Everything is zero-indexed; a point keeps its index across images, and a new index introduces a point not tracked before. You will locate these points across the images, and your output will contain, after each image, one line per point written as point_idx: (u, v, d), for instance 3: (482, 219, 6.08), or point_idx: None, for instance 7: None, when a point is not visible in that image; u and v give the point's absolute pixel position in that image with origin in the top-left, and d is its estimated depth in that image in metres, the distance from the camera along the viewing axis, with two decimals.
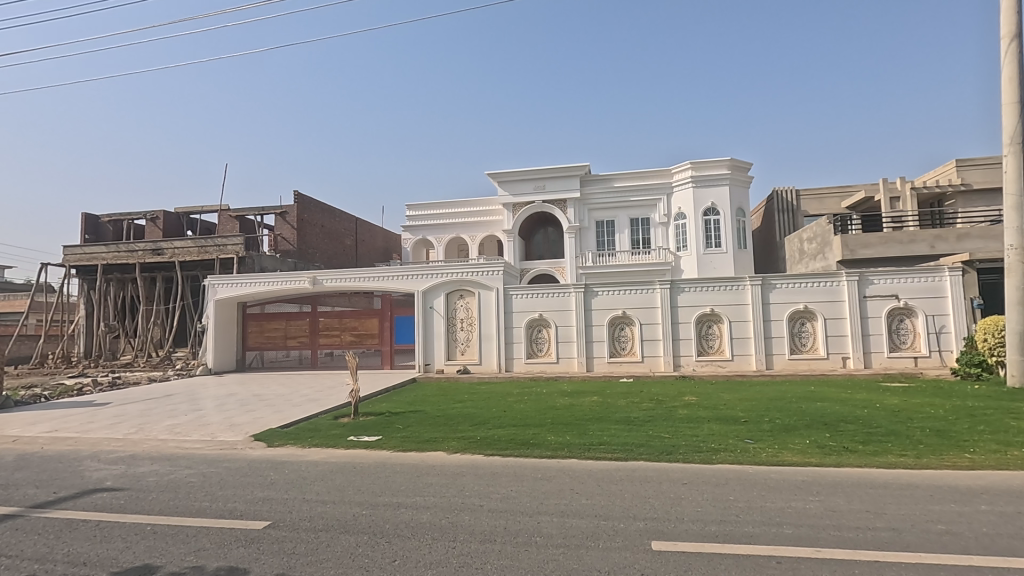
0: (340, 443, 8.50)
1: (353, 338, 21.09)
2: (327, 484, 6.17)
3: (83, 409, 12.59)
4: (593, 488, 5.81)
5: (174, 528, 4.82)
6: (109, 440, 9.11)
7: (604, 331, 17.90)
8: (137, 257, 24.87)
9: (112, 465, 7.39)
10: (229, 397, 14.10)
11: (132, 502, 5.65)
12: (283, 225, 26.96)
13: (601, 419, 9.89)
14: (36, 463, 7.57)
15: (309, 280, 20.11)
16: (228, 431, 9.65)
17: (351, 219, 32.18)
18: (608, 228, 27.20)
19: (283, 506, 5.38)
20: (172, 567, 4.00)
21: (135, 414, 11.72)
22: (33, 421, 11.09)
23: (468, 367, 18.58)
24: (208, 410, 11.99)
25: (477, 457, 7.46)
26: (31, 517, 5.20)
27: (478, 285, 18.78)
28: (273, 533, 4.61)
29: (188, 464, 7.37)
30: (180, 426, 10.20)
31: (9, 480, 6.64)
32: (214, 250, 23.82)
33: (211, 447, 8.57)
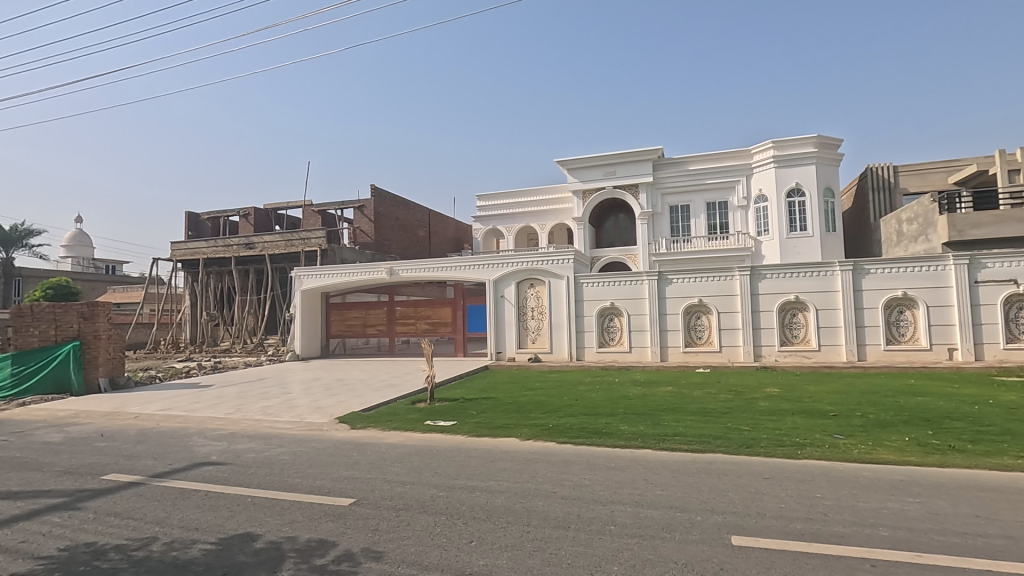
0: (417, 427, 8.84)
1: (428, 326, 21.83)
2: (405, 465, 6.46)
3: (190, 390, 13.87)
4: (668, 479, 5.70)
5: (270, 500, 5.23)
6: (212, 419, 10.00)
7: (678, 320, 17.37)
8: (232, 252, 26.89)
9: (215, 441, 8.10)
10: (315, 382, 15.02)
11: (233, 475, 6.17)
12: (361, 218, 28.17)
13: (675, 409, 9.64)
14: (153, 437, 8.45)
15: (385, 270, 20.95)
16: (315, 413, 10.30)
17: (424, 211, 33.09)
18: (682, 213, 26.25)
19: (366, 485, 5.68)
20: (270, 536, 4.35)
21: (234, 396, 12.75)
22: (149, 400, 12.35)
23: (539, 356, 18.68)
24: (296, 394, 12.82)
25: (548, 445, 7.52)
26: (151, 485, 5.83)
27: (548, 273, 18.79)
28: (358, 510, 4.89)
29: (280, 443, 7.95)
30: (272, 408, 10.97)
31: (133, 452, 7.46)
32: (300, 243, 25.40)
33: (300, 428, 9.20)
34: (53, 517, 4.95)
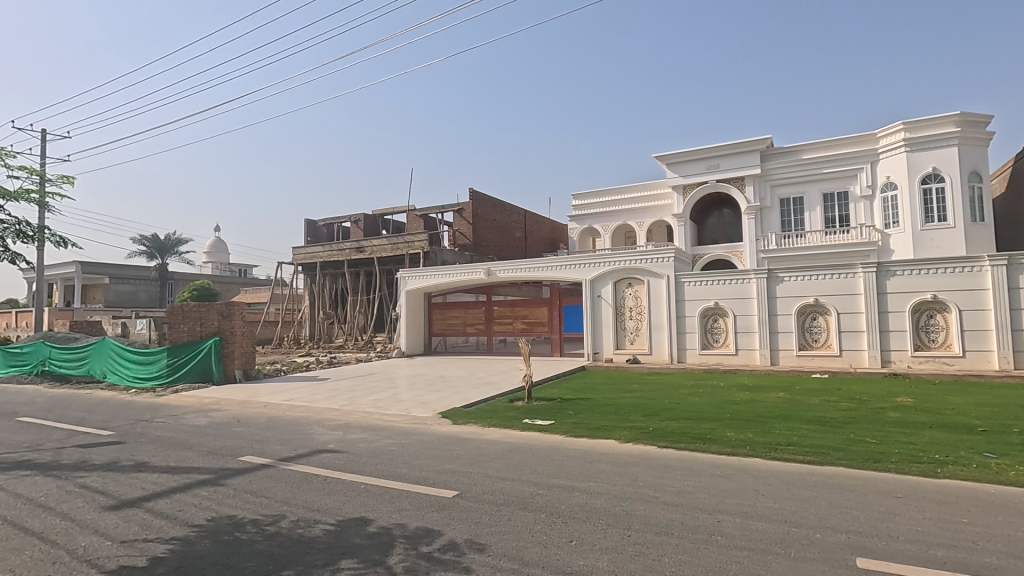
0: (516, 425, 8.99)
1: (525, 326, 22.12)
2: (505, 462, 6.59)
3: (310, 383, 15.17)
4: (781, 491, 5.33)
5: (381, 488, 5.58)
6: (329, 410, 10.86)
7: (792, 321, 16.17)
8: (345, 255, 29.00)
9: (332, 430, 8.80)
10: (419, 378, 15.79)
11: (348, 463, 6.66)
12: (460, 221, 29.15)
13: (788, 417, 8.97)
14: (280, 425, 9.36)
15: (483, 271, 21.50)
16: (419, 408, 10.84)
17: (520, 212, 33.57)
18: (795, 206, 24.39)
19: (468, 479, 5.88)
20: (382, 521, 4.65)
21: (347, 389, 13.77)
22: (276, 390, 13.68)
23: (637, 357, 18.22)
24: (401, 389, 13.56)
25: (649, 448, 7.32)
26: (280, 468, 6.46)
27: (647, 272, 18.28)
28: (461, 502, 5.08)
29: (388, 434, 8.46)
30: (381, 401, 11.69)
31: (264, 437, 8.31)
32: (405, 246, 26.83)
33: (407, 421, 9.72)
34: (202, 490, 5.64)
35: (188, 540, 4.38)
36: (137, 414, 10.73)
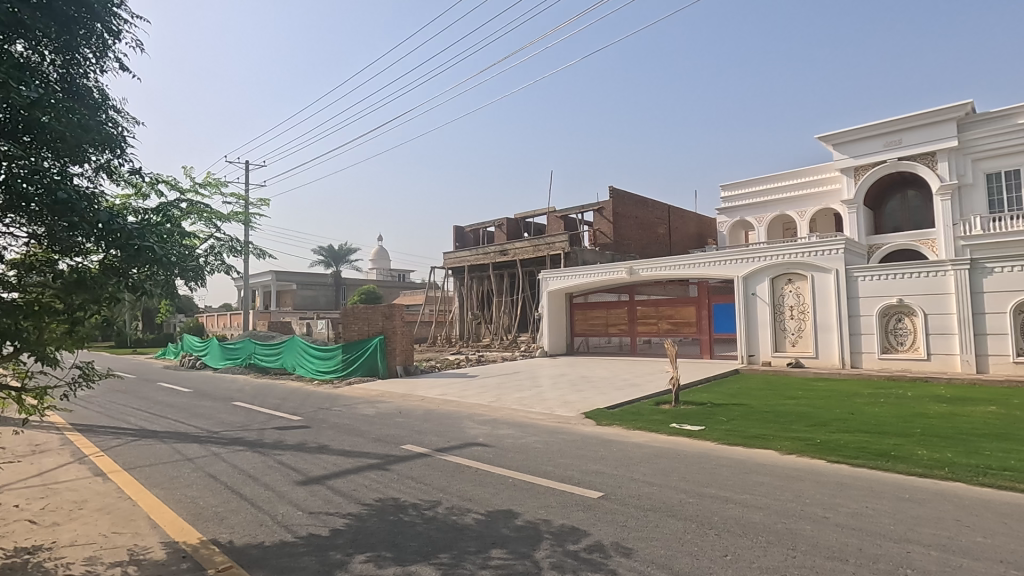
0: (663, 429, 8.66)
1: (671, 326, 21.22)
2: (652, 467, 6.38)
3: (460, 379, 16.14)
4: (993, 525, 4.44)
5: (528, 484, 5.74)
6: (478, 406, 11.45)
7: (1006, 320, 13.44)
8: (490, 258, 30.39)
9: (482, 425, 9.26)
10: (562, 378, 15.98)
11: (496, 457, 6.96)
12: (601, 220, 28.87)
13: (1002, 437, 7.44)
14: (435, 418, 10.10)
15: (626, 270, 21.08)
16: (563, 407, 10.95)
17: (663, 207, 32.30)
18: (1008, 181, 20.27)
19: (614, 481, 5.79)
20: (528, 516, 4.78)
21: (495, 386, 14.41)
22: (431, 386, 14.78)
23: (800, 361, 16.47)
24: (545, 388, 13.82)
25: (817, 463, 6.57)
26: (436, 458, 6.96)
27: (810, 267, 16.46)
28: (606, 504, 5.02)
29: (533, 432, 8.67)
30: (526, 399, 12.04)
31: (422, 428, 9.03)
32: (546, 248, 27.35)
33: (551, 420, 9.87)
34: (371, 473, 6.30)
35: (360, 516, 4.93)
36: (320, 403, 12.33)
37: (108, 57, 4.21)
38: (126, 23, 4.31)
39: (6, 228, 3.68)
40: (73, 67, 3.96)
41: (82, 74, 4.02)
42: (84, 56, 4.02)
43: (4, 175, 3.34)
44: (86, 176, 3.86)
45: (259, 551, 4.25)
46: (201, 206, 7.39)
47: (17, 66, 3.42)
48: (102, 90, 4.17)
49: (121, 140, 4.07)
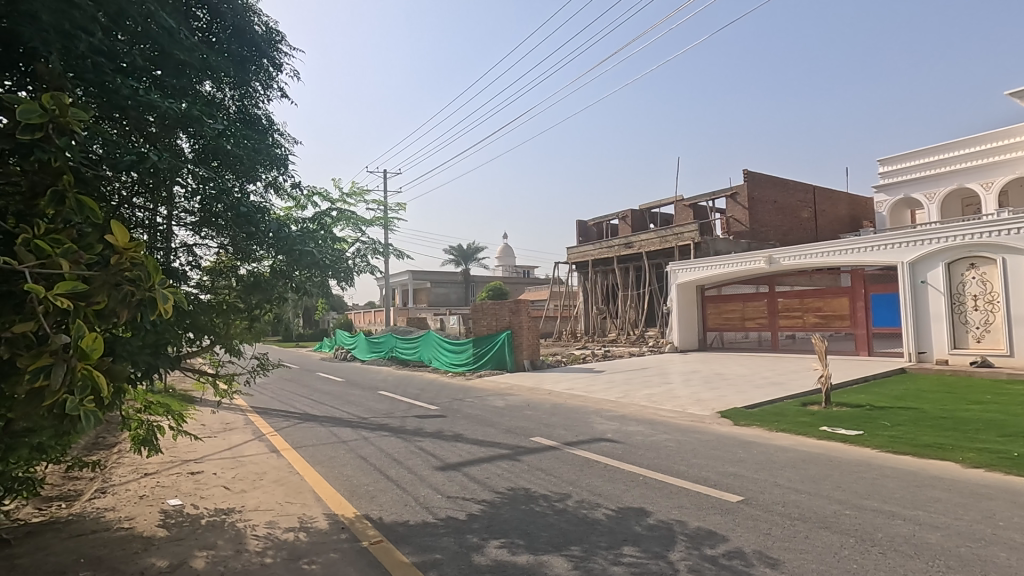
0: (812, 432, 7.90)
1: (819, 320, 19.27)
2: (799, 472, 5.85)
3: (587, 374, 16.10)
4: None
5: (660, 482, 5.57)
6: (606, 401, 11.34)
7: None
8: (615, 252, 29.86)
9: (610, 421, 9.15)
10: (695, 374, 15.22)
11: (626, 453, 6.85)
12: (734, 206, 26.98)
13: None
14: (563, 411, 10.19)
15: (764, 259, 19.37)
16: (696, 405, 10.44)
17: (808, 189, 29.33)
18: None
19: (755, 485, 5.41)
20: (661, 515, 4.64)
21: (623, 382, 14.19)
22: (559, 380, 14.93)
23: (987, 360, 14.05)
24: (676, 384, 13.30)
25: (1013, 480, 5.56)
26: (564, 451, 7.03)
27: (999, 248, 13.91)
28: (747, 509, 4.71)
29: (664, 429, 8.37)
30: (656, 396, 11.67)
31: (550, 421, 9.16)
32: (674, 239, 26.21)
33: (683, 418, 9.48)
34: (503, 463, 6.53)
35: (494, 504, 5.14)
36: (454, 394, 13.04)
37: (273, 89, 4.84)
38: (285, 56, 4.92)
39: (202, 240, 4.37)
40: (247, 99, 4.60)
41: (253, 104, 4.66)
42: (255, 89, 4.66)
43: (200, 195, 3.96)
44: (259, 192, 4.45)
45: (405, 529, 4.62)
46: (349, 214, 8.18)
47: (207, 102, 4.04)
48: (269, 117, 4.79)
49: (285, 160, 4.64)
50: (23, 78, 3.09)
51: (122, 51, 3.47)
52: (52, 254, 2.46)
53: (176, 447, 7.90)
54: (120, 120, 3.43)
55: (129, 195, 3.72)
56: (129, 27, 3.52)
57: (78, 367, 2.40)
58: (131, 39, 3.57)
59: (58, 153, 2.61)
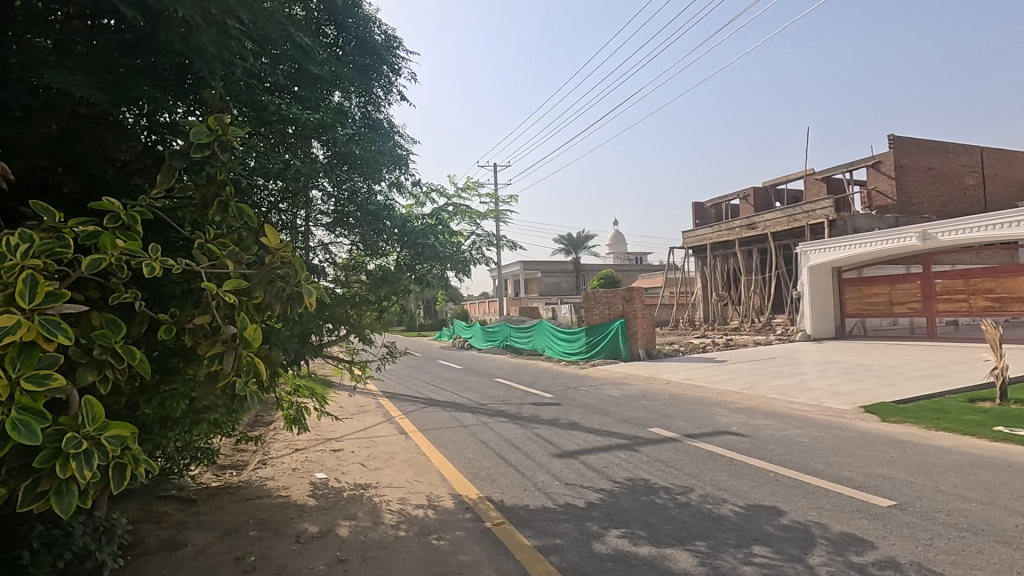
0: (982, 432, 6.85)
1: (989, 304, 16.69)
2: (967, 478, 5.10)
3: (707, 364, 15.33)
4: None
5: (794, 481, 5.17)
6: (730, 392, 10.72)
7: None
8: (736, 234, 27.82)
9: (734, 413, 8.63)
10: (832, 365, 13.85)
11: (753, 448, 6.43)
12: (877, 177, 24.04)
13: None
14: (682, 402, 9.80)
15: (916, 235, 17.04)
16: (834, 398, 9.51)
17: (972, 151, 25.28)
18: None
19: (910, 489, 4.81)
20: (796, 516, 4.31)
21: (747, 372, 13.32)
22: (677, 370, 14.38)
23: None
24: (810, 375, 12.21)
25: None
26: (685, 443, 6.77)
27: None
28: (901, 516, 4.21)
29: (797, 424, 7.72)
30: (787, 388, 10.80)
31: (669, 412, 8.86)
32: (805, 216, 23.75)
33: (819, 412, 8.68)
34: (621, 453, 6.45)
35: (613, 493, 5.10)
36: (568, 382, 13.09)
37: (392, 93, 5.17)
38: (403, 61, 5.23)
39: (336, 238, 4.77)
40: (371, 105, 4.94)
41: (377, 108, 4.99)
42: (377, 95, 5.00)
43: (334, 198, 4.31)
44: (384, 190, 4.75)
45: (525, 513, 4.74)
46: (465, 208, 8.51)
47: (337, 112, 4.40)
48: (390, 119, 5.10)
49: (406, 159, 4.93)
50: (191, 104, 3.54)
51: (267, 72, 3.88)
52: (221, 255, 2.81)
53: (320, 427, 8.80)
54: (267, 134, 3.84)
55: (276, 201, 4.17)
56: (272, 50, 3.91)
57: (243, 354, 2.73)
58: (274, 59, 3.97)
59: (222, 167, 2.97)
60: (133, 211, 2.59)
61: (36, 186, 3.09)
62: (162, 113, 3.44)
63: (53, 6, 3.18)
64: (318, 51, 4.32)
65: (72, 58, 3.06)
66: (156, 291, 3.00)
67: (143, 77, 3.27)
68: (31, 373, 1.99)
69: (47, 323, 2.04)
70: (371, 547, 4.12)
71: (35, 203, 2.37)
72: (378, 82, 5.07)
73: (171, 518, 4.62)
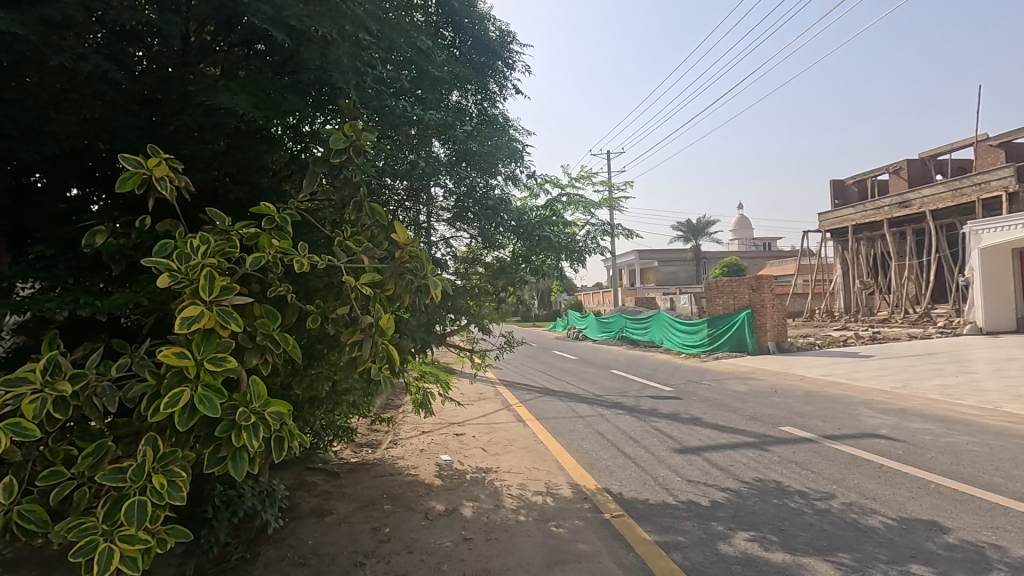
0: None
1: None
2: None
3: (850, 359, 13.85)
4: None
5: (961, 494, 4.51)
6: (878, 391, 9.60)
7: None
8: (885, 214, 24.63)
9: (884, 415, 7.71)
10: (1013, 363, 11.81)
11: (908, 454, 5.71)
12: None
13: None
14: (820, 400, 8.96)
15: None
16: (1015, 402, 8.12)
17: None
18: None
19: None
20: (964, 534, 3.76)
21: (900, 369, 11.82)
22: (813, 365, 13.16)
23: None
24: (982, 375, 10.53)
25: None
26: (824, 445, 6.19)
27: None
28: None
29: (966, 430, 6.71)
30: (952, 388, 9.42)
31: (804, 411, 8.15)
32: (975, 189, 20.43)
33: (995, 417, 7.47)
34: (749, 451, 6.06)
35: (740, 493, 4.81)
36: (689, 376, 12.55)
37: (506, 87, 5.27)
38: (516, 55, 5.31)
39: (456, 232, 4.98)
40: (487, 101, 5.09)
41: (492, 104, 5.13)
42: (492, 91, 5.14)
43: (455, 194, 4.50)
44: (500, 184, 4.88)
45: (645, 507, 4.64)
46: (579, 198, 8.47)
47: (456, 110, 4.59)
48: (504, 114, 5.21)
49: (521, 152, 5.02)
50: (329, 114, 3.89)
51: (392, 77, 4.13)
52: (358, 251, 3.07)
53: (445, 411, 9.31)
54: (394, 137, 4.11)
55: (401, 200, 4.46)
56: (396, 57, 4.16)
57: (379, 342, 2.97)
58: (398, 65, 4.22)
59: (357, 169, 3.24)
60: (284, 214, 2.92)
61: (210, 195, 3.58)
62: (306, 124, 3.81)
63: (218, 37, 3.66)
64: (437, 54, 4.52)
65: (235, 82, 3.49)
66: (305, 285, 3.34)
67: (291, 92, 3.64)
68: (212, 355, 2.33)
69: (222, 313, 2.37)
70: (494, 528, 4.29)
71: (211, 210, 2.76)
72: (493, 78, 5.20)
73: (319, 487, 5.18)
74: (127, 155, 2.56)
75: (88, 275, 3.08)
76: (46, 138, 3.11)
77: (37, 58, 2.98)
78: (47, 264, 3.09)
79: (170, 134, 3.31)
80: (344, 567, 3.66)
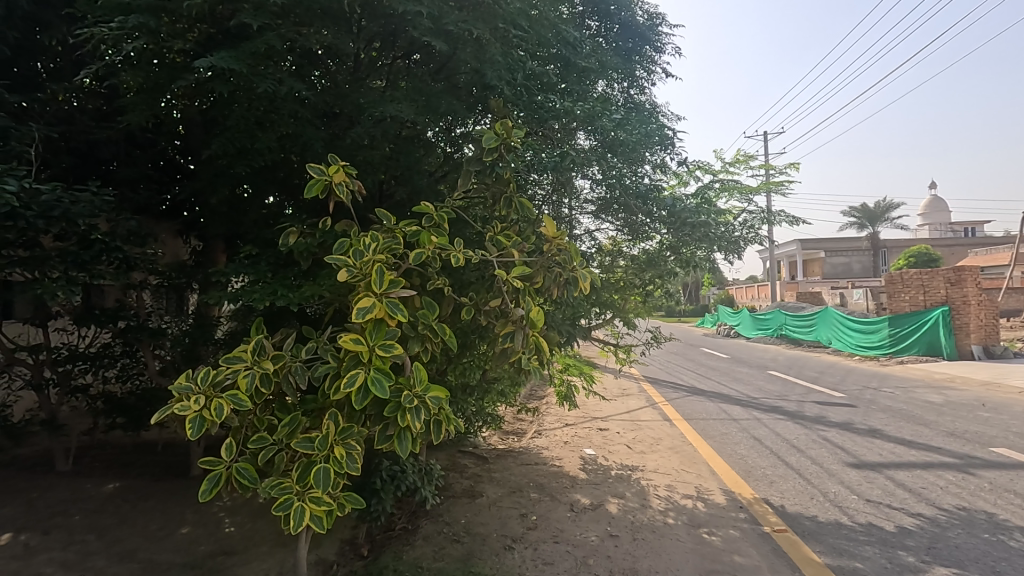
0: None
1: None
2: None
3: None
4: None
5: None
6: None
7: None
8: None
9: None
10: None
11: None
12: None
13: None
14: None
15: None
16: None
17: None
18: None
19: None
20: None
21: None
22: None
23: None
24: None
25: None
26: None
27: None
28: None
29: None
30: None
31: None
32: None
33: None
34: (948, 474, 5.15)
35: (937, 522, 4.10)
36: (866, 381, 11.04)
37: (655, 72, 5.09)
38: (666, 37, 5.11)
39: (600, 224, 4.91)
40: (634, 89, 4.97)
41: (639, 91, 4.98)
42: (640, 77, 5.00)
43: (602, 185, 4.44)
44: (649, 173, 4.69)
45: (814, 525, 4.16)
46: (733, 184, 7.88)
47: (604, 99, 4.52)
48: (652, 100, 5.02)
49: (671, 138, 4.80)
50: (482, 114, 4.04)
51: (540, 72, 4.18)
52: (508, 246, 3.20)
53: (587, 405, 9.32)
54: (542, 132, 4.15)
55: (548, 195, 4.50)
56: (543, 53, 4.24)
57: (529, 334, 3.03)
58: (546, 61, 4.27)
59: (508, 166, 3.32)
60: (441, 212, 3.11)
61: (379, 196, 3.94)
62: (459, 126, 4.02)
63: (385, 53, 4.00)
64: (584, 44, 4.48)
65: (400, 91, 3.78)
66: (459, 279, 3.52)
67: (447, 96, 3.85)
68: (382, 342, 2.56)
69: (391, 304, 2.60)
70: (641, 528, 4.17)
71: (380, 210, 3.03)
72: (641, 64, 5.05)
73: (470, 470, 5.49)
74: (313, 164, 2.91)
75: (283, 270, 3.58)
76: (253, 154, 3.66)
77: (247, 86, 3.50)
78: (253, 261, 3.65)
79: (346, 143, 3.70)
80: (494, 548, 3.83)
